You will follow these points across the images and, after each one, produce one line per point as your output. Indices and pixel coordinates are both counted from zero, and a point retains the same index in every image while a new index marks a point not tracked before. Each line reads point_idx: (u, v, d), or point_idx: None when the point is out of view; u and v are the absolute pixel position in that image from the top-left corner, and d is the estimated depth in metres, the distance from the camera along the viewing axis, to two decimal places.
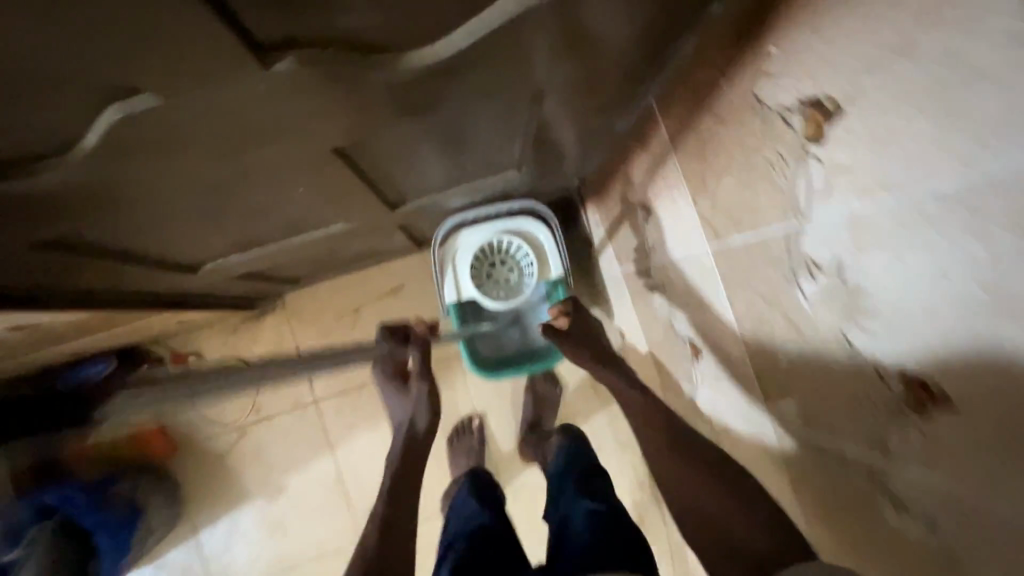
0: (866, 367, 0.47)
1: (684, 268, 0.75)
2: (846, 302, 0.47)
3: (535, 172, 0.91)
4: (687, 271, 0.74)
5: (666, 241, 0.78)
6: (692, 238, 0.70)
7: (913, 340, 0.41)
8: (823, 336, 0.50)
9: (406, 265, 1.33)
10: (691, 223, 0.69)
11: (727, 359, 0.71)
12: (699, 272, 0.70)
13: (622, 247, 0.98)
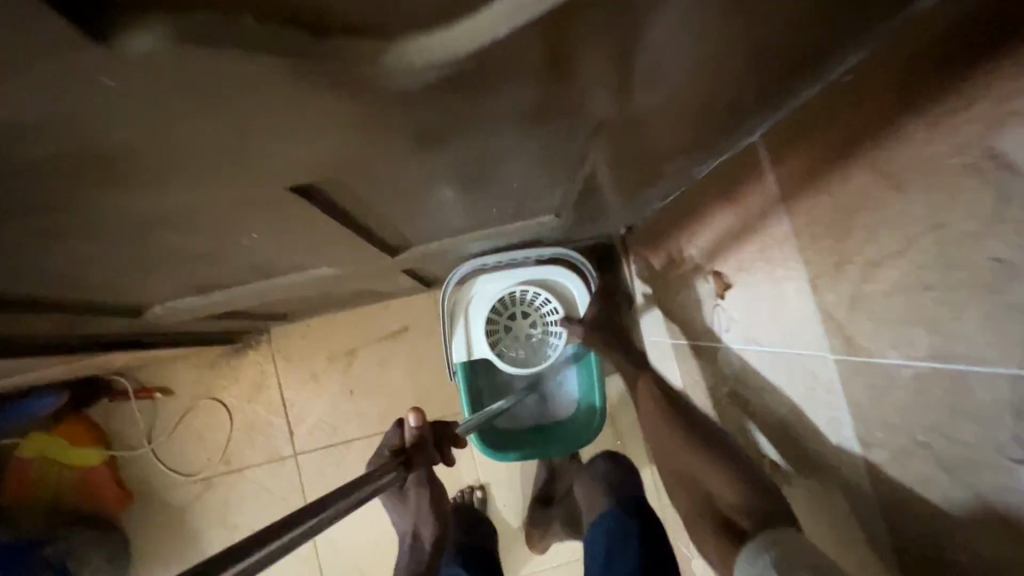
0: None
1: (770, 367, 0.54)
2: None
3: (575, 217, 0.73)
4: (776, 373, 0.54)
5: (745, 324, 0.58)
6: (790, 333, 0.49)
7: None
8: None
9: (412, 304, 1.16)
10: (791, 312, 0.48)
11: (834, 506, 0.50)
12: (796, 378, 0.51)
13: (676, 315, 0.79)
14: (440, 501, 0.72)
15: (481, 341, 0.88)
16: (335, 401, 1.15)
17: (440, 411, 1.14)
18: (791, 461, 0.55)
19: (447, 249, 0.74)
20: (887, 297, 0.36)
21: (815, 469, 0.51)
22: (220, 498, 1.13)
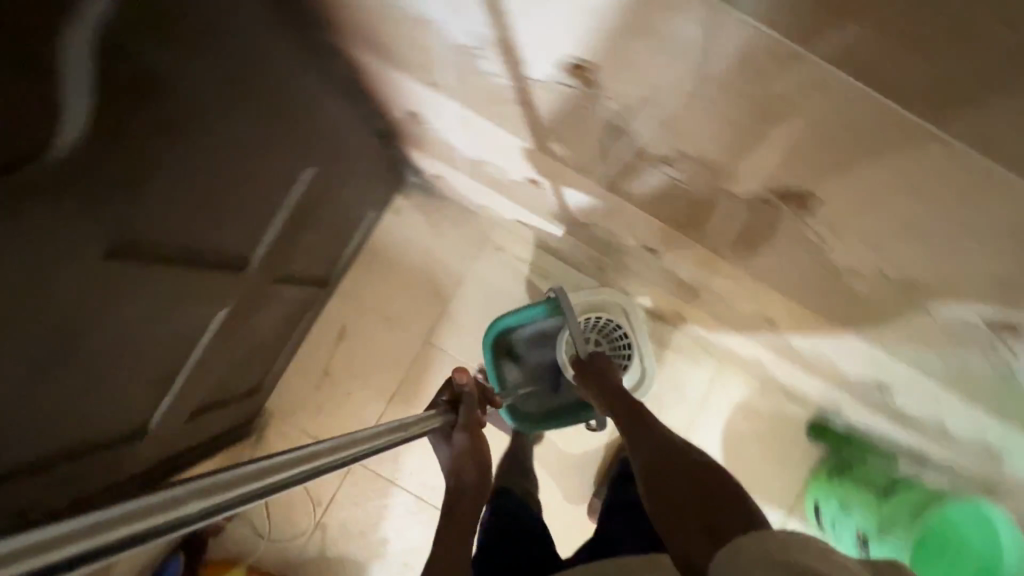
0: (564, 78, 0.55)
1: (454, 127, 0.82)
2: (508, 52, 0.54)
3: (326, 158, 0.97)
4: (454, 126, 0.82)
5: (434, 120, 0.84)
6: (433, 100, 0.76)
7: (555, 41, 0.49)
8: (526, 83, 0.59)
9: (333, 310, 1.42)
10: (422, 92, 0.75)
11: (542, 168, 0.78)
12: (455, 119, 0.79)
13: (442, 157, 1.05)
14: (477, 450, 0.98)
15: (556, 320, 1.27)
16: (348, 408, 1.42)
17: (413, 353, 1.43)
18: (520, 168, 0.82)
19: (284, 245, 0.99)
20: (402, 50, 0.65)
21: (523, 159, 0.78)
22: (337, 527, 1.40)
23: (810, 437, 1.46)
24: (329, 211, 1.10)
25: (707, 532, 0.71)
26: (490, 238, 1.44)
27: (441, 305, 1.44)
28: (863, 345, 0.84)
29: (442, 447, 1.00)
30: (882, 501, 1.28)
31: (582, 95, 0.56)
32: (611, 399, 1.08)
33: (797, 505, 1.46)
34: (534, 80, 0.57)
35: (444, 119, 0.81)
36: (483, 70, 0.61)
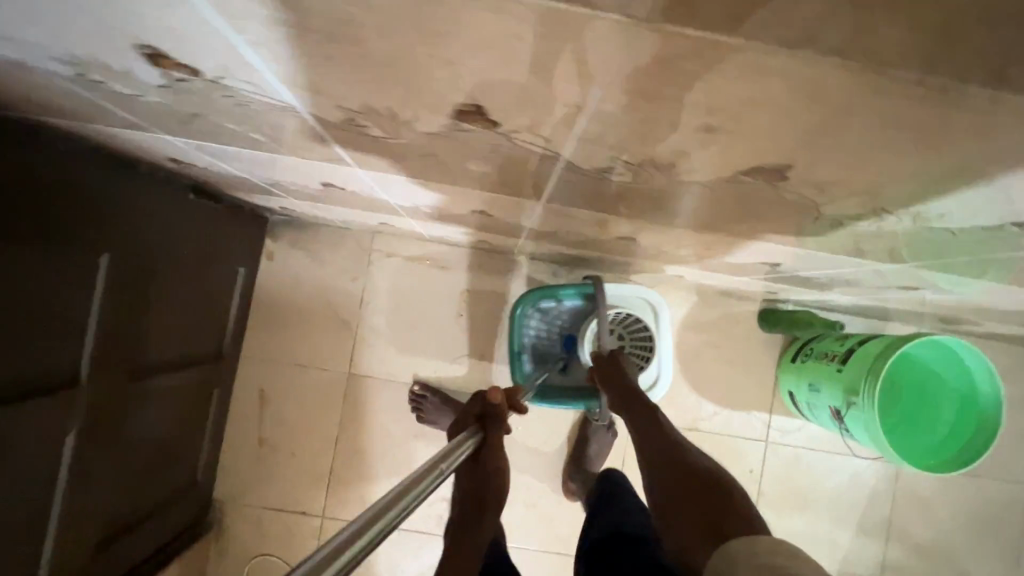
0: (182, 81, 0.41)
1: (209, 160, 0.73)
2: (90, 58, 0.40)
3: (123, 238, 0.87)
4: (207, 159, 0.72)
5: (190, 159, 0.75)
6: (153, 141, 0.66)
7: (88, 24, 0.34)
8: (164, 94, 0.45)
9: (245, 377, 1.35)
10: (134, 137, 0.65)
11: (310, 170, 0.69)
12: (194, 153, 0.69)
13: (256, 190, 0.97)
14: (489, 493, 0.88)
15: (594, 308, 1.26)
16: (297, 468, 1.35)
17: (341, 390, 1.37)
18: (298, 176, 0.74)
19: (119, 344, 0.90)
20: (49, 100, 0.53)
21: (285, 167, 0.69)
22: None
23: (764, 327, 1.39)
24: (168, 289, 1.00)
25: (696, 522, 0.71)
26: (375, 248, 1.37)
27: (350, 332, 1.37)
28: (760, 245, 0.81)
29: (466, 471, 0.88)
30: (841, 370, 1.16)
31: (219, 95, 0.43)
32: (620, 395, 1.04)
33: (774, 401, 1.41)
34: (162, 91, 0.44)
35: (190, 155, 0.72)
36: (123, 94, 0.47)
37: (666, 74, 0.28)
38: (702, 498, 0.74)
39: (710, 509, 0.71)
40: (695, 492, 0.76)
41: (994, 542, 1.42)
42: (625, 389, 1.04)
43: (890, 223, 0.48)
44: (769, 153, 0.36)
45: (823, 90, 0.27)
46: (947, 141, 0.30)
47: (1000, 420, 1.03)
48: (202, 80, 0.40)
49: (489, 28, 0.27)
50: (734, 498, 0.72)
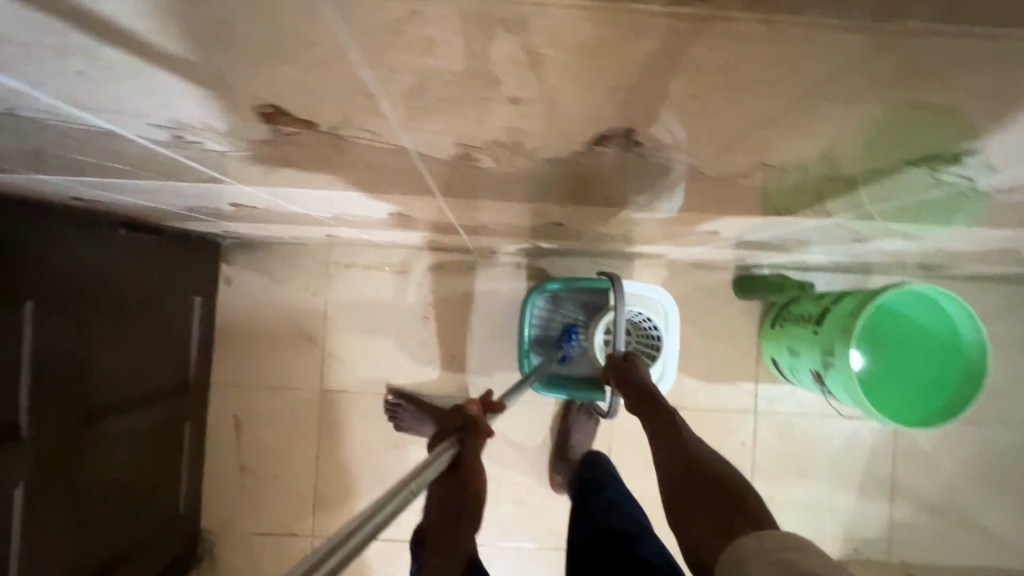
0: None
1: (108, 194, 0.70)
2: None
3: (50, 283, 0.85)
4: (104, 193, 0.69)
5: (91, 195, 0.72)
6: (38, 182, 0.63)
7: None
8: None
9: (218, 405, 1.33)
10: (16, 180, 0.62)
11: (206, 193, 0.67)
12: (86, 189, 0.67)
13: (184, 218, 0.94)
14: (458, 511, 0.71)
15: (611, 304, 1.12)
16: (281, 491, 1.34)
17: (315, 408, 1.35)
18: (201, 201, 0.71)
19: (60, 393, 0.88)
20: None
21: (180, 193, 0.66)
22: None
23: (740, 296, 1.34)
24: (112, 329, 0.98)
25: (710, 526, 0.66)
26: (332, 260, 1.34)
27: (318, 349, 1.35)
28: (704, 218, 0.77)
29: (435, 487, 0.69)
30: (818, 332, 1.11)
31: (34, 129, 0.40)
32: (634, 395, 0.94)
33: (760, 370, 1.36)
34: None
35: (87, 191, 0.69)
36: None
37: (406, 46, 0.24)
38: (713, 501, 0.69)
39: (726, 514, 0.67)
40: (709, 494, 0.71)
41: (1004, 490, 1.37)
42: (638, 389, 0.95)
43: (785, 178, 0.44)
44: (592, 119, 0.32)
45: (577, 41, 0.23)
46: (756, 80, 0.26)
47: (985, 365, 0.98)
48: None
49: (194, 21, 0.23)
50: (746, 501, 0.68)
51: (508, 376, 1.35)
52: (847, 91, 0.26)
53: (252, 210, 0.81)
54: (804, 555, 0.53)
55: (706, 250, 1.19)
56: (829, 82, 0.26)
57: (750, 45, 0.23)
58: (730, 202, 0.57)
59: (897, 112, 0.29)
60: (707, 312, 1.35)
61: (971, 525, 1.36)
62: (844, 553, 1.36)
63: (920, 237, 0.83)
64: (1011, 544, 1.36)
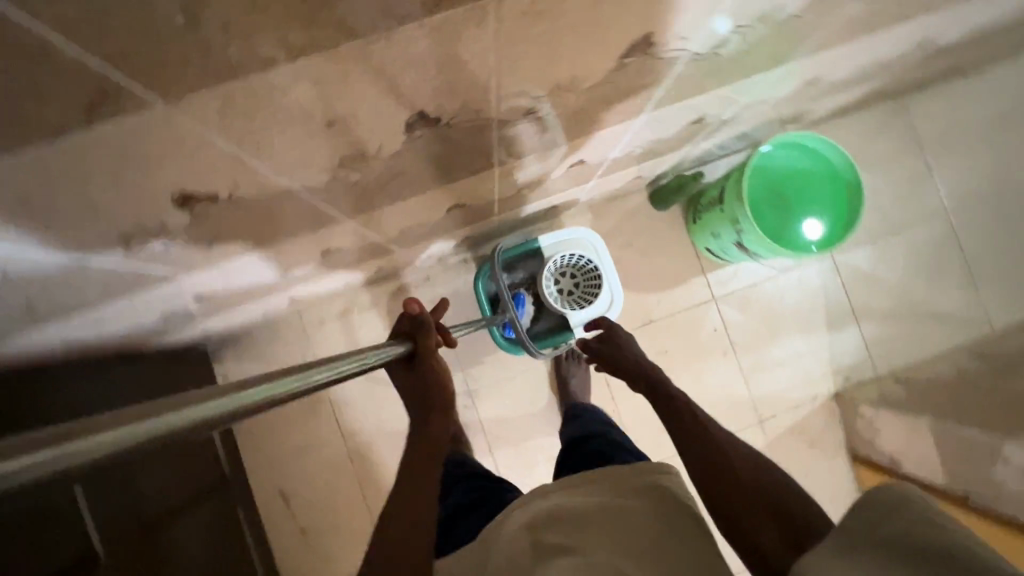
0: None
1: (92, 330, 0.83)
2: None
3: None
4: (89, 329, 0.82)
5: (79, 337, 0.84)
6: (37, 340, 0.76)
7: None
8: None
9: (261, 487, 1.45)
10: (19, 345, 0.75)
11: (170, 295, 0.80)
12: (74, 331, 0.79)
13: (164, 331, 1.06)
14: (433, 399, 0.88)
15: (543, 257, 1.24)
16: (346, 536, 1.45)
17: (345, 454, 1.47)
18: (169, 303, 0.84)
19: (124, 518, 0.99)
20: None
21: (149, 303, 0.79)
22: None
23: (659, 208, 1.49)
24: (145, 452, 1.10)
25: (772, 527, 0.66)
26: (306, 322, 1.47)
27: (326, 402, 1.47)
28: (576, 159, 0.91)
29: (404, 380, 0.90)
30: (724, 208, 1.27)
31: (27, 283, 0.53)
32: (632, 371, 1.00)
33: (702, 262, 1.51)
34: None
35: (77, 334, 0.82)
36: None
37: (239, 119, 0.38)
38: (764, 499, 0.69)
39: (776, 508, 0.68)
40: (757, 496, 0.70)
41: (945, 275, 1.53)
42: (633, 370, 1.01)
43: (568, 100, 0.59)
44: (392, 113, 0.46)
45: (330, 74, 0.37)
46: (464, 47, 0.40)
47: (859, 180, 1.20)
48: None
49: (104, 156, 0.37)
50: (787, 494, 0.69)
51: (497, 357, 1.48)
52: (516, 31, 0.41)
53: (214, 299, 0.94)
54: (905, 515, 0.52)
55: (613, 184, 1.33)
56: (498, 32, 0.40)
57: (429, 31, 0.37)
58: (563, 135, 0.72)
59: (562, 30, 0.43)
60: (638, 233, 1.50)
61: (931, 315, 1.52)
62: (839, 383, 1.51)
63: (760, 101, 0.98)
64: (970, 317, 1.52)
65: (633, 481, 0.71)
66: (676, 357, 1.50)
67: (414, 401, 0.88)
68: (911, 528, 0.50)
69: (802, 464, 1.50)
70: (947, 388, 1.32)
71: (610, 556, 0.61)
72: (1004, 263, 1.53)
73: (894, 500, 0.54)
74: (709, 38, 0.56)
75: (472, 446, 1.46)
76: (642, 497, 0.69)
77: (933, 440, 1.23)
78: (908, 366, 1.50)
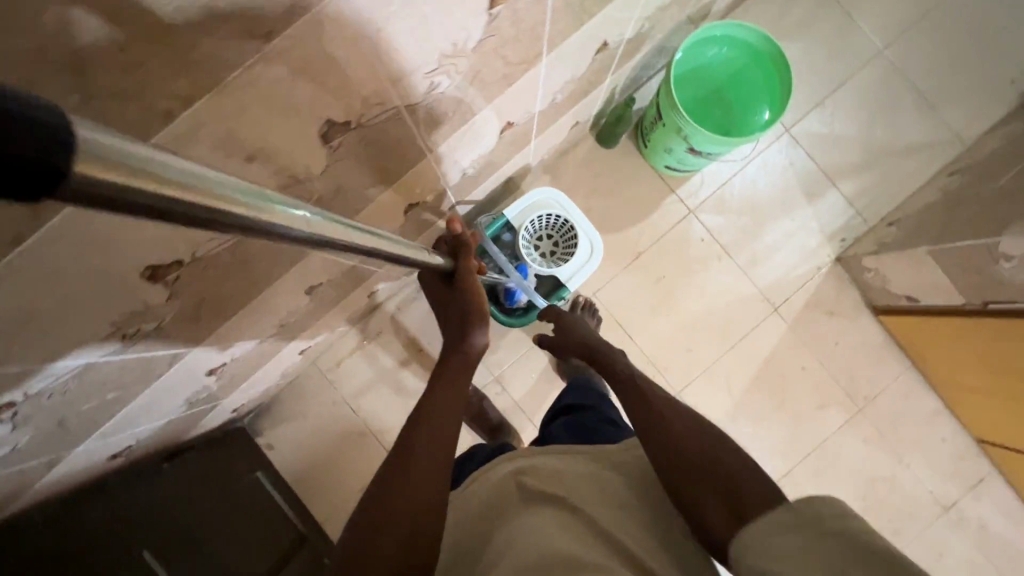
0: (19, 411, 0.56)
1: (127, 433, 0.87)
2: None
3: (146, 530, 1.01)
4: (124, 435, 0.87)
5: (118, 445, 0.89)
6: (81, 457, 0.81)
7: None
8: (26, 427, 0.60)
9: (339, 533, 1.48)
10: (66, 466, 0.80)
11: (184, 376, 0.84)
12: (109, 439, 0.83)
13: (194, 419, 1.11)
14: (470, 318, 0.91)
15: (519, 223, 1.24)
16: None
17: None
18: (186, 385, 0.88)
19: None
20: None
21: (168, 390, 0.84)
22: None
23: (609, 146, 1.52)
24: (219, 533, 1.15)
25: (723, 512, 0.67)
26: (325, 369, 1.52)
27: (369, 436, 1.51)
28: (503, 124, 0.95)
29: (443, 304, 0.94)
30: (665, 121, 1.29)
31: (48, 397, 0.58)
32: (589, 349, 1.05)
33: (668, 182, 1.53)
34: (16, 427, 0.58)
35: (114, 441, 0.87)
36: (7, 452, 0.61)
37: None
38: (727, 491, 0.69)
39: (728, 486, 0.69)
40: (710, 469, 0.71)
41: (899, 108, 1.54)
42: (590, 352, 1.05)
43: (461, 68, 0.62)
44: (302, 129, 0.50)
45: (228, 112, 0.41)
46: (334, 42, 0.44)
47: (779, 48, 1.21)
48: (21, 401, 0.55)
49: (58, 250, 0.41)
50: (737, 470, 0.71)
51: (511, 337, 1.52)
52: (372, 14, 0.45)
53: (227, 370, 0.98)
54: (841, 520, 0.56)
55: (557, 138, 1.35)
56: (360, 19, 0.44)
57: (292, 38, 0.41)
58: (478, 103, 0.75)
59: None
60: (599, 176, 1.53)
61: (900, 151, 1.53)
62: (837, 248, 1.52)
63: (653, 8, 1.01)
64: (938, 139, 1.52)
65: (622, 460, 0.78)
66: (675, 277, 1.52)
67: (455, 319, 0.93)
68: (851, 533, 0.55)
69: (831, 334, 1.52)
70: (937, 212, 1.33)
71: (592, 509, 0.68)
72: (951, 77, 1.54)
73: (836, 505, 0.58)
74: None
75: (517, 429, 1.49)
76: (621, 474, 0.76)
77: (937, 264, 1.25)
78: (896, 207, 1.51)
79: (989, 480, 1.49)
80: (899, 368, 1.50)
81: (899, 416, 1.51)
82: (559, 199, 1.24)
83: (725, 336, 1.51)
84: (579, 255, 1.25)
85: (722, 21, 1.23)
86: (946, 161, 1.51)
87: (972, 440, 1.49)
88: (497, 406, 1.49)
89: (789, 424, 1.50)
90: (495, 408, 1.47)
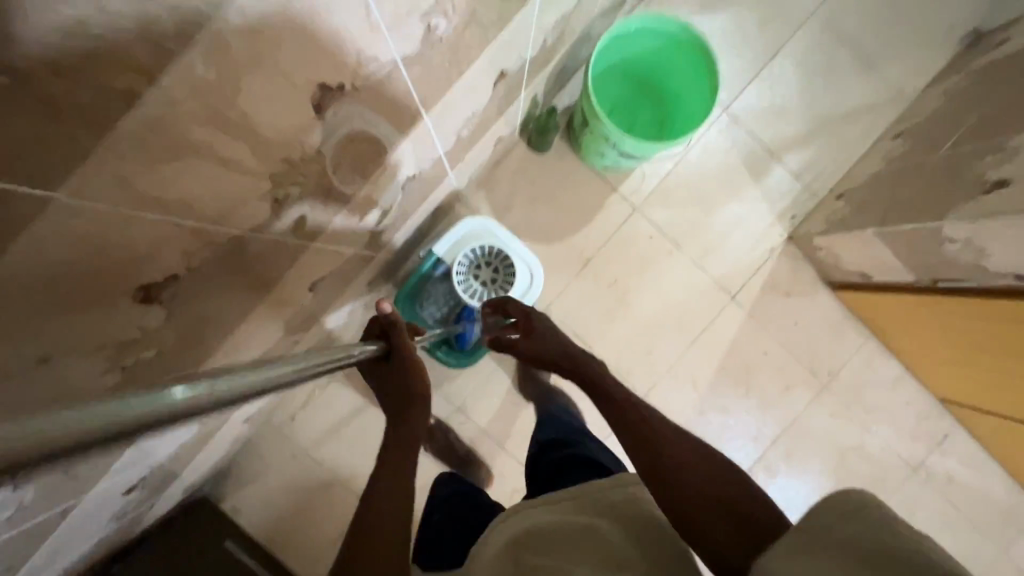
0: None
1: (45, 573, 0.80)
2: None
3: None
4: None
5: None
6: None
7: None
8: None
9: None
10: None
11: (94, 510, 0.77)
12: None
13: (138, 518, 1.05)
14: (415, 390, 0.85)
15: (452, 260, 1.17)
16: None
17: None
18: (102, 512, 0.81)
19: None
20: None
21: (76, 527, 0.76)
22: None
23: (541, 152, 1.43)
24: None
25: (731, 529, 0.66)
26: (279, 424, 1.45)
27: (337, 482, 1.47)
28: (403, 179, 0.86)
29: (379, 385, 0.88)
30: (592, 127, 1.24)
31: None
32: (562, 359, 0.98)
33: (608, 180, 1.45)
34: None
35: None
36: None
37: None
38: (738, 514, 0.67)
39: (736, 507, 0.68)
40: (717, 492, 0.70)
41: (838, 72, 1.46)
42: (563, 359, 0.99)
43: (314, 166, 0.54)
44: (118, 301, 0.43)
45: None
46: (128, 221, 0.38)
47: (701, 38, 1.13)
48: None
49: None
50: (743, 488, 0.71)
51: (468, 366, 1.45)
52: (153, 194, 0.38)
53: (153, 479, 0.91)
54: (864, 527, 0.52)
55: (482, 156, 1.26)
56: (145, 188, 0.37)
57: None
58: (354, 179, 0.67)
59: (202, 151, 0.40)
60: (536, 184, 1.44)
61: (844, 116, 1.47)
62: (788, 226, 1.48)
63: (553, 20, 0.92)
64: (882, 99, 1.46)
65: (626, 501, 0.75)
66: (626, 277, 1.47)
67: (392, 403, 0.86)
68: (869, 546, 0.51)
69: (791, 315, 1.49)
70: (885, 180, 1.28)
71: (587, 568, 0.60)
72: (889, 30, 1.46)
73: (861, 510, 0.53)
74: (396, 37, 0.52)
75: (486, 455, 1.45)
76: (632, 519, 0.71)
77: (885, 245, 1.22)
78: (844, 176, 1.46)
79: (954, 434, 1.51)
80: (860, 338, 1.49)
81: (864, 386, 1.50)
82: (491, 228, 1.18)
83: (685, 331, 1.48)
84: (519, 282, 1.19)
85: (640, 14, 1.16)
86: (891, 123, 1.45)
87: (935, 398, 1.50)
88: (463, 436, 1.44)
89: (758, 408, 1.50)
90: (460, 440, 1.42)
